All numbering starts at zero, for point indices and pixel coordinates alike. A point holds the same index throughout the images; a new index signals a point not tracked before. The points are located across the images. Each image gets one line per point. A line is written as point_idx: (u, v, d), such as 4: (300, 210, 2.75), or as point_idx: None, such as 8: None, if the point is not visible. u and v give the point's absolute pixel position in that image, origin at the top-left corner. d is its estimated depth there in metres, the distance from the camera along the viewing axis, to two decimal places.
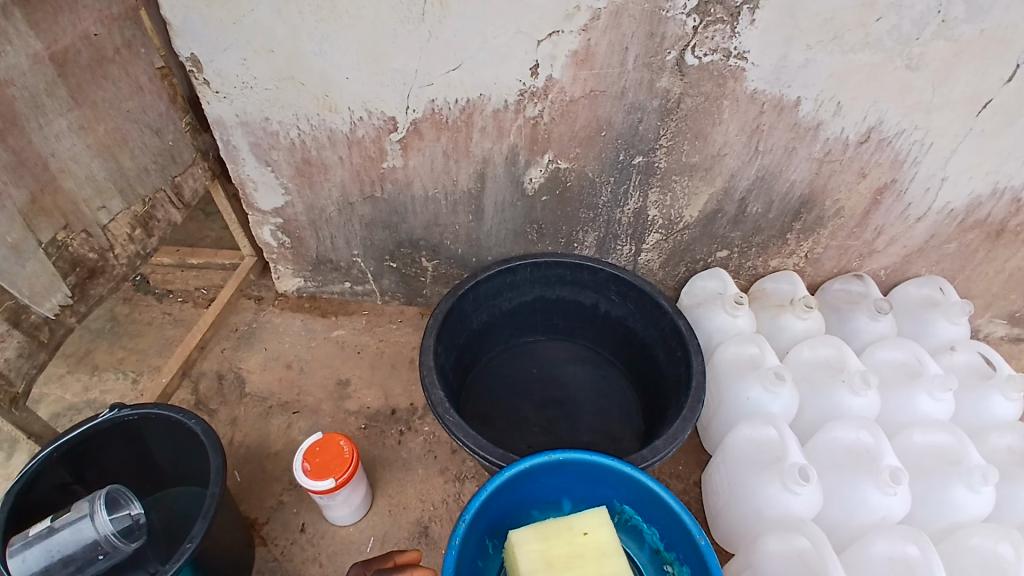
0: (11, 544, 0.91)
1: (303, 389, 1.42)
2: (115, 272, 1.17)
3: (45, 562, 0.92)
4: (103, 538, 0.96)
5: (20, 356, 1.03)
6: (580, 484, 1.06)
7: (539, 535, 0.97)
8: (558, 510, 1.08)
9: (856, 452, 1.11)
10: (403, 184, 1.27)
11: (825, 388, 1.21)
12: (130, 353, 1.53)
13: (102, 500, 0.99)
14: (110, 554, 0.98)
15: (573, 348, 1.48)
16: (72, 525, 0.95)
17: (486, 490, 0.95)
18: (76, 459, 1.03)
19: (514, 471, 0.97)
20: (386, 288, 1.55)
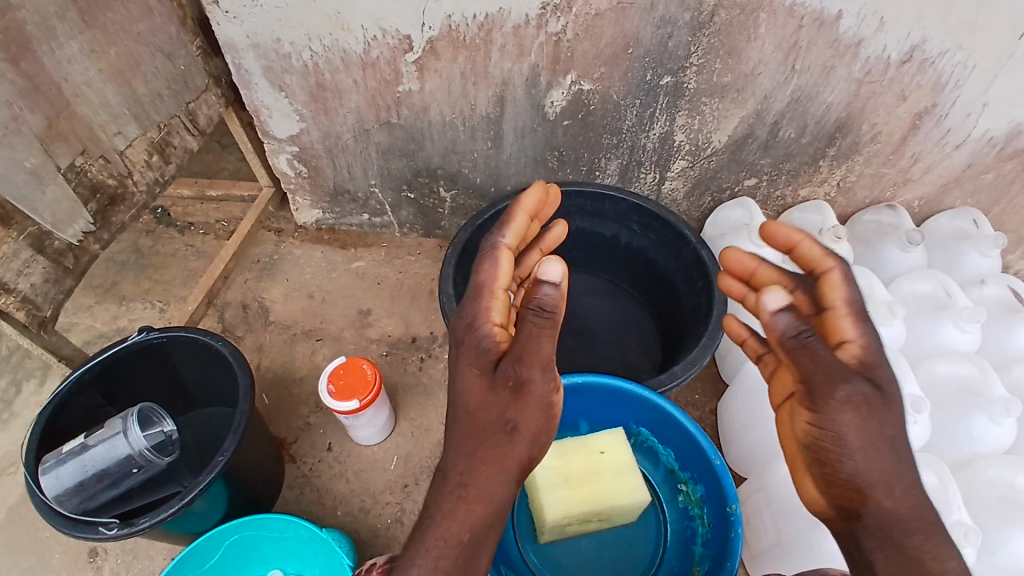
0: (45, 461, 0.95)
1: (326, 317, 1.45)
2: (135, 199, 1.17)
3: (80, 477, 0.97)
4: (136, 452, 1.02)
5: (46, 282, 1.06)
6: (598, 407, 1.08)
7: (556, 452, 0.99)
8: (574, 431, 1.11)
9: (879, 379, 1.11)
10: (420, 110, 1.24)
11: None
12: (156, 284, 1.56)
13: (135, 417, 1.04)
14: (144, 468, 1.04)
15: (593, 280, 1.47)
16: (106, 441, 1.00)
17: None
18: (107, 381, 1.08)
19: None
20: (404, 219, 1.54)
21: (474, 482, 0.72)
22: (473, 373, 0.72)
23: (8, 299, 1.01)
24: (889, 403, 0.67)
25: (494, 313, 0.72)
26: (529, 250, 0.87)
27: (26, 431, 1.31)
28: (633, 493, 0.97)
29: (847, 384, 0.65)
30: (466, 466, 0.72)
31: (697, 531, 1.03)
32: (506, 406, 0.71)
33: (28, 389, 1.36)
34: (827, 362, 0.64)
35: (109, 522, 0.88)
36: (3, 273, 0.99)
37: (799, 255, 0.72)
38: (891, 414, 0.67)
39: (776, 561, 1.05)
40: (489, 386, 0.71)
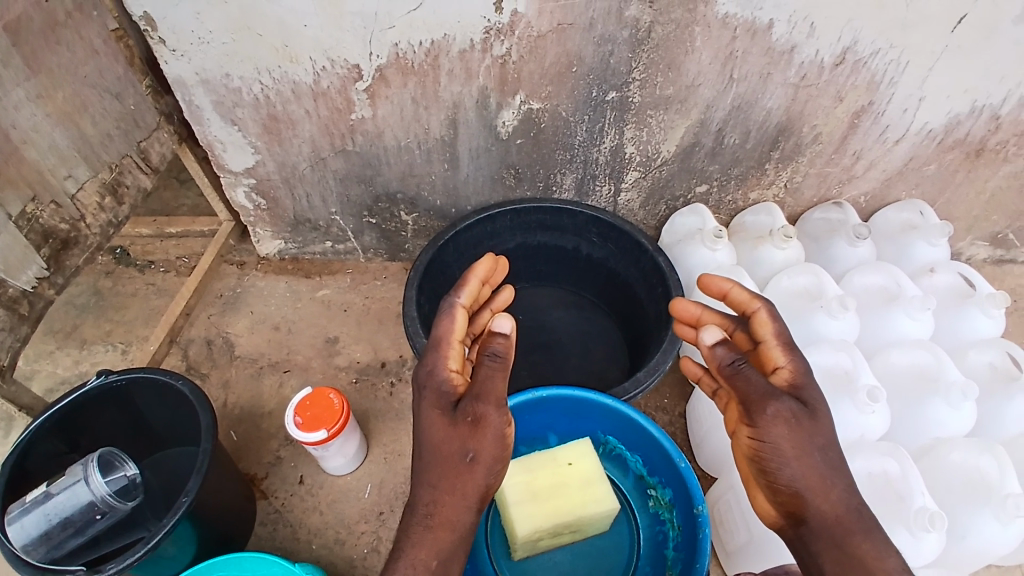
0: (10, 512, 0.92)
1: (293, 348, 1.43)
2: (89, 242, 1.14)
3: (44, 527, 0.93)
4: (98, 498, 0.98)
5: (0, 331, 1.03)
6: (565, 418, 1.08)
7: (525, 466, 1.00)
8: (544, 444, 1.12)
9: (834, 371, 1.14)
10: (374, 137, 1.25)
11: (805, 314, 1.23)
12: (117, 326, 1.53)
13: (97, 462, 1.00)
14: (109, 513, 1.00)
15: (558, 293, 1.49)
16: (68, 489, 0.96)
17: None
18: (69, 429, 1.05)
19: None
20: (368, 244, 1.54)
21: (441, 510, 0.75)
22: (436, 412, 0.76)
23: None
24: (814, 413, 0.79)
25: (449, 360, 0.79)
26: (481, 310, 0.93)
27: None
28: (601, 501, 0.97)
29: (776, 402, 0.77)
30: (430, 497, 0.75)
31: (668, 535, 1.04)
32: (466, 439, 0.74)
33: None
34: (760, 384, 0.78)
35: (75, 572, 0.86)
36: None
37: (732, 299, 0.89)
38: (817, 424, 0.78)
39: (749, 558, 1.07)
40: (450, 423, 0.75)
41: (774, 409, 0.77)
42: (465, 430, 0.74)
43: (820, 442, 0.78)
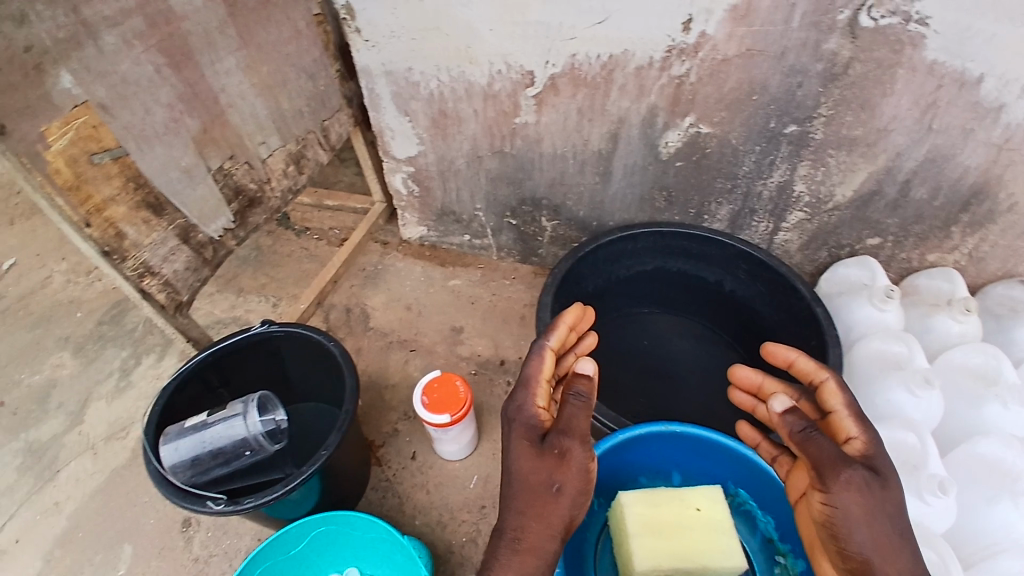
0: (169, 433, 1.04)
1: (420, 330, 1.52)
2: (270, 204, 1.26)
3: (197, 452, 1.04)
4: (251, 436, 1.08)
5: (187, 270, 1.10)
6: (695, 459, 1.04)
7: (648, 500, 0.96)
8: (666, 482, 1.07)
9: (996, 465, 1.02)
10: (532, 141, 1.28)
11: (974, 397, 1.10)
12: (271, 281, 1.68)
13: (254, 403, 1.12)
14: (256, 451, 1.09)
15: (688, 325, 1.44)
16: (226, 422, 1.07)
17: (599, 449, 0.96)
18: (224, 367, 1.18)
19: (629, 435, 0.97)
20: (503, 244, 1.58)
21: (525, 534, 0.74)
22: (523, 442, 0.77)
23: (153, 282, 1.04)
24: (887, 480, 0.72)
25: (539, 395, 0.80)
26: (566, 354, 0.95)
27: (142, 401, 1.43)
28: (727, 555, 0.91)
29: (848, 466, 0.71)
30: (516, 521, 0.74)
31: None
32: (555, 470, 0.75)
33: (148, 362, 1.50)
34: (833, 449, 0.72)
35: (216, 497, 0.93)
36: (152, 258, 1.02)
37: (797, 369, 0.87)
38: (888, 491, 0.71)
39: None
40: (538, 454, 0.76)
41: (844, 474, 0.70)
42: (554, 460, 0.74)
43: (891, 509, 0.71)
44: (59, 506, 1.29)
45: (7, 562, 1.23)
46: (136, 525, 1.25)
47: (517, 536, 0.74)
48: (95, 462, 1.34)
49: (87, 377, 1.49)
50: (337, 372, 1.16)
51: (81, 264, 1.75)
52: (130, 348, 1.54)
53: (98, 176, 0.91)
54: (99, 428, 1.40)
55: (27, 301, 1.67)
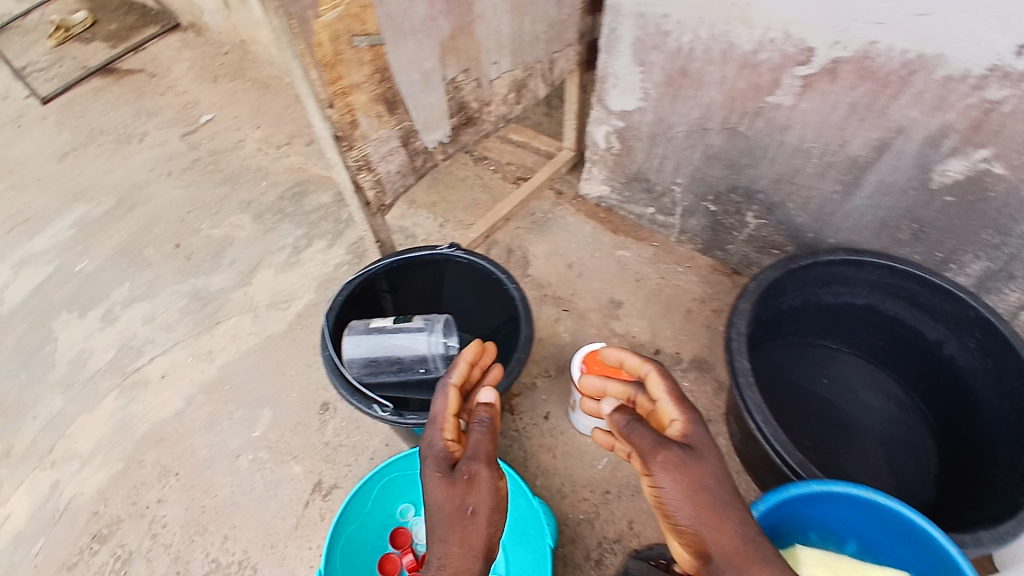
0: (356, 327, 1.06)
1: (578, 292, 1.45)
2: (481, 127, 1.22)
3: (378, 355, 1.06)
4: (430, 355, 1.06)
5: (397, 173, 1.11)
6: (884, 537, 0.92)
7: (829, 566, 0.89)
8: (836, 548, 0.98)
9: None
10: (774, 125, 1.13)
11: None
12: (442, 200, 1.68)
13: (439, 323, 1.09)
14: (430, 371, 1.08)
15: (880, 376, 1.34)
16: (410, 334, 1.06)
17: (789, 492, 0.87)
18: (394, 284, 1.18)
19: (824, 489, 0.87)
20: (689, 228, 1.47)
21: (449, 558, 0.65)
22: (437, 473, 0.71)
23: (368, 177, 1.05)
24: (704, 455, 0.70)
25: (446, 428, 0.78)
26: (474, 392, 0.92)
27: (304, 281, 1.49)
28: None
29: (663, 447, 0.69)
30: (441, 550, 0.66)
31: None
32: (466, 491, 0.69)
33: (318, 246, 1.56)
34: (651, 436, 0.70)
35: (384, 404, 0.92)
36: (373, 153, 1.03)
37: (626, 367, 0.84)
38: (707, 464, 0.69)
39: None
40: (447, 482, 0.71)
41: (668, 452, 0.69)
42: (464, 482, 0.69)
43: (712, 481, 0.68)
44: (213, 355, 1.35)
45: (151, 394, 1.29)
46: (281, 393, 1.29)
47: (441, 562, 0.65)
48: (255, 324, 1.41)
49: (261, 244, 1.57)
50: (503, 307, 1.15)
51: (274, 137, 1.84)
52: (304, 229, 1.60)
53: (353, 59, 0.89)
54: (264, 294, 1.47)
55: (222, 159, 1.79)
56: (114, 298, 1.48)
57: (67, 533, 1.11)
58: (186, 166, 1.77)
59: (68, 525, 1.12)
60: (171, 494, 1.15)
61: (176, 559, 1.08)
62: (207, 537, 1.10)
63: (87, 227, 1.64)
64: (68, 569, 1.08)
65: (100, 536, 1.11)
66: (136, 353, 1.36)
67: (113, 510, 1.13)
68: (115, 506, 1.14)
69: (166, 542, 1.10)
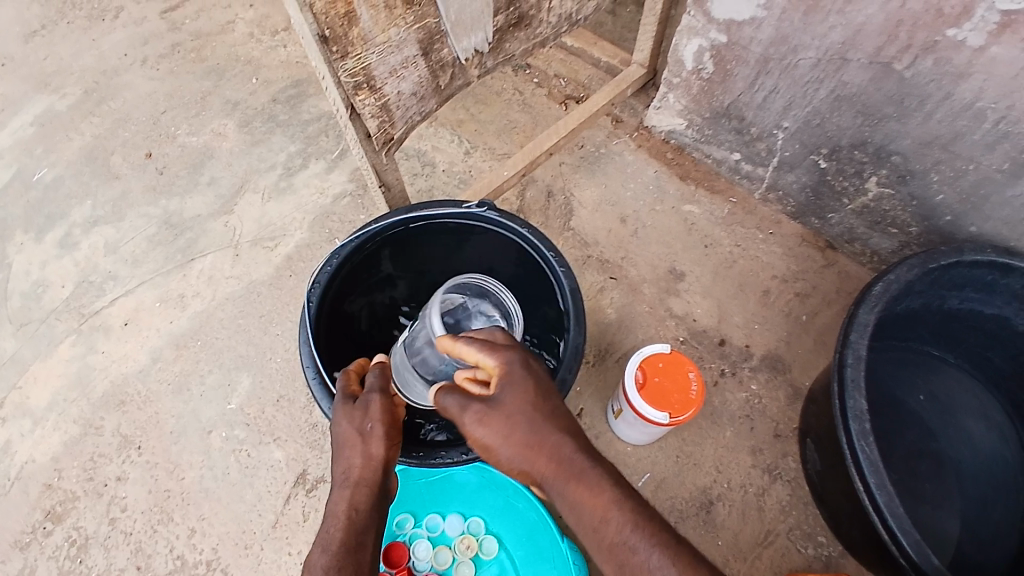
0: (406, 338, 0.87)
1: (630, 256, 1.16)
2: (536, 32, 0.92)
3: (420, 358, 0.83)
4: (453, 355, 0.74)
5: (413, 96, 0.81)
6: None
7: None
8: None
9: None
10: (947, 68, 0.83)
11: None
12: (470, 120, 1.35)
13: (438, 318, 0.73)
14: None
15: (986, 401, 1.07)
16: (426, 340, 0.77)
17: None
18: (373, 280, 0.92)
19: None
20: (782, 185, 1.15)
21: (353, 468, 0.63)
22: (337, 403, 0.68)
23: (368, 100, 0.76)
24: (508, 402, 0.56)
25: (349, 383, 0.72)
26: None
27: (301, 214, 1.22)
28: None
29: (464, 414, 0.58)
30: (345, 463, 0.63)
31: None
32: (364, 413, 0.65)
33: (316, 169, 1.27)
34: (455, 407, 0.59)
35: None
36: (377, 65, 0.73)
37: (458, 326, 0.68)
38: (514, 408, 0.56)
39: None
40: (348, 409, 0.66)
41: (470, 421, 0.58)
42: (363, 406, 0.66)
43: (523, 428, 0.56)
44: (185, 301, 1.14)
45: (115, 344, 1.11)
46: (263, 356, 1.09)
47: (347, 474, 0.63)
48: (235, 264, 1.17)
49: (248, 160, 1.29)
50: (527, 280, 0.92)
51: (270, 19, 1.47)
52: (299, 145, 1.31)
53: None
54: (250, 228, 1.21)
55: (206, 44, 1.44)
56: (74, 217, 1.24)
57: (21, 501, 1.01)
58: (164, 51, 1.43)
59: (20, 493, 1.01)
60: (132, 470, 1.02)
61: (137, 551, 0.97)
62: (172, 528, 0.98)
63: (49, 124, 1.35)
64: (20, 549, 0.98)
65: (54, 514, 0.99)
66: (97, 290, 1.16)
67: (69, 485, 1.01)
68: (69, 479, 1.01)
69: (127, 529, 0.98)
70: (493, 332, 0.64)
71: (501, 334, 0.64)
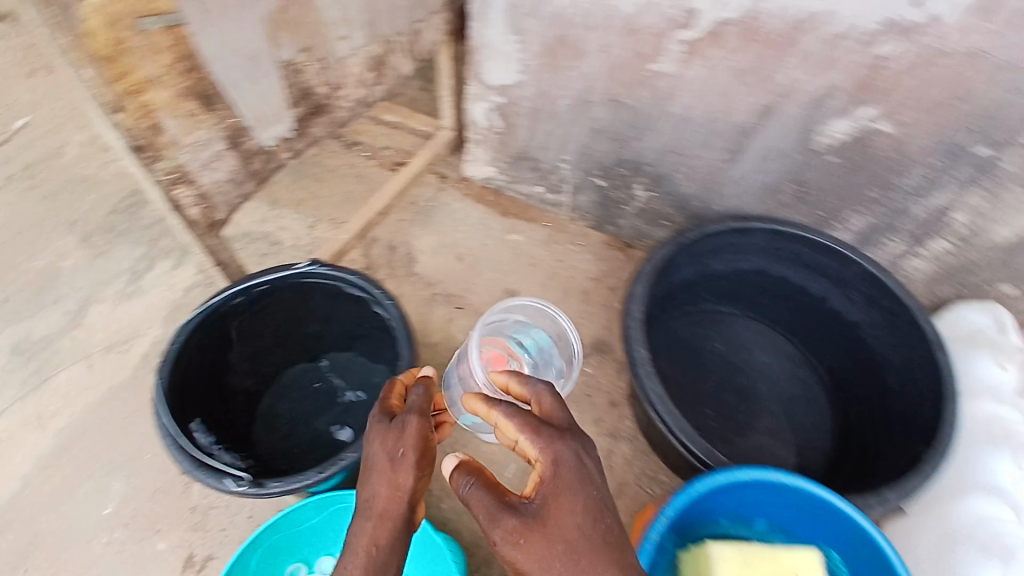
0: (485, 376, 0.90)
1: (471, 286, 1.34)
2: (335, 116, 1.15)
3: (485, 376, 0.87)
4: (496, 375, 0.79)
5: (229, 181, 1.05)
6: (789, 511, 0.89)
7: (739, 556, 0.82)
8: (747, 528, 0.93)
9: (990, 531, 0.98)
10: (658, 95, 1.07)
11: (976, 448, 1.04)
12: (310, 198, 1.47)
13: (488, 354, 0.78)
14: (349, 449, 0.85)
15: (769, 337, 1.32)
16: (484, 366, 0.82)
17: (696, 488, 0.83)
18: (218, 355, 0.99)
19: (728, 477, 0.83)
20: (579, 205, 1.41)
21: (377, 498, 0.65)
22: (375, 424, 0.71)
23: (188, 190, 1.00)
24: (558, 517, 0.57)
25: (388, 405, 0.75)
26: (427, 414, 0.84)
27: (149, 314, 1.23)
28: None
29: (503, 512, 0.58)
30: (371, 486, 0.66)
31: None
32: (397, 437, 0.67)
33: (160, 269, 1.27)
34: (492, 503, 0.59)
35: (238, 477, 0.81)
36: (190, 163, 0.97)
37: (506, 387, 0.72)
38: (558, 524, 0.57)
39: None
40: (384, 430, 0.69)
41: (506, 528, 0.57)
42: (397, 429, 0.68)
43: (564, 548, 0.56)
44: (44, 422, 1.12)
45: None
46: (134, 456, 1.10)
47: (371, 506, 0.65)
48: (91, 375, 1.16)
49: None
50: (370, 324, 1.04)
51: None
52: (143, 249, 1.29)
53: (143, 46, 0.81)
54: (101, 336, 1.19)
55: None
56: None
57: None
58: None
59: None
60: None
61: None
62: None
63: None
64: None
65: None
66: None
67: None
68: None
69: None
70: (539, 393, 0.68)
71: (548, 401, 0.67)
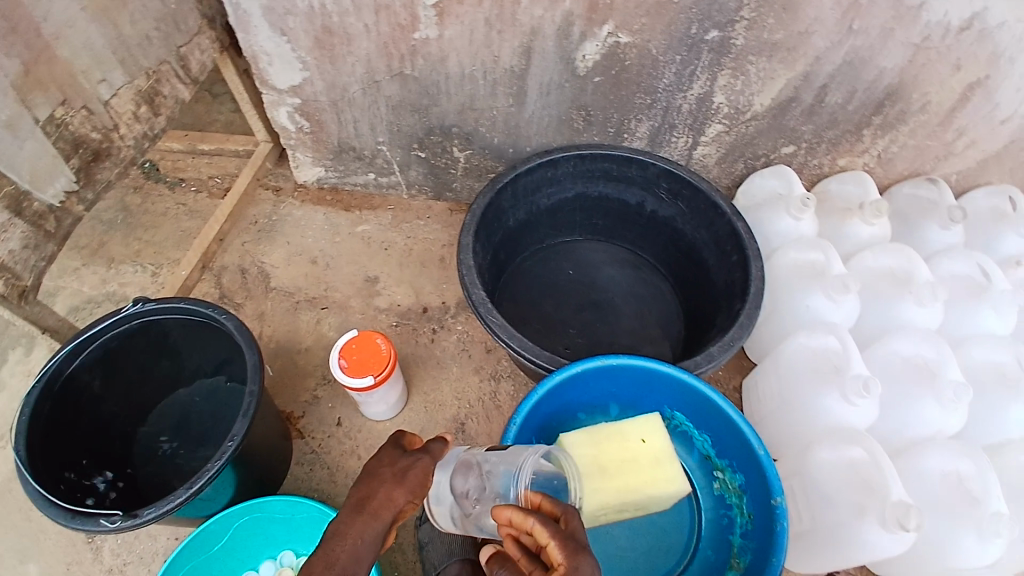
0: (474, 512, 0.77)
1: (331, 284, 1.37)
2: (122, 155, 1.13)
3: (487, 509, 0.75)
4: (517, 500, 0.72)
5: (26, 248, 1.01)
6: (630, 388, 0.98)
7: (590, 438, 0.86)
8: (604, 415, 1.02)
9: (820, 353, 1.07)
10: (433, 61, 1.14)
11: (800, 290, 1.15)
12: (147, 246, 1.44)
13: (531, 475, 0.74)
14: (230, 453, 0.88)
15: (613, 251, 1.43)
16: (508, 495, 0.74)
17: (537, 394, 0.89)
18: (77, 415, 0.98)
19: (564, 375, 0.91)
20: (413, 180, 1.46)
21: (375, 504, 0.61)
22: (388, 447, 0.68)
23: None
24: None
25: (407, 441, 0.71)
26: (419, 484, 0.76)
27: None
28: (677, 483, 0.83)
29: None
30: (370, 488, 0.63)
31: (734, 520, 0.97)
32: (407, 469, 0.65)
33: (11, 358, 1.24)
34: None
35: (111, 514, 0.80)
36: None
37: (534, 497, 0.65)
38: None
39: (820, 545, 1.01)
40: (396, 455, 0.67)
41: None
42: (409, 461, 0.66)
43: None
44: None
45: None
46: (36, 540, 1.09)
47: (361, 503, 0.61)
48: None
49: None
50: (219, 342, 1.05)
51: None
52: None
53: None
54: None
55: None
56: None
57: None
58: None
59: None
60: None
61: None
62: None
63: None
64: None
65: None
66: None
67: None
68: None
69: None
70: (569, 511, 0.62)
71: (575, 518, 0.62)
